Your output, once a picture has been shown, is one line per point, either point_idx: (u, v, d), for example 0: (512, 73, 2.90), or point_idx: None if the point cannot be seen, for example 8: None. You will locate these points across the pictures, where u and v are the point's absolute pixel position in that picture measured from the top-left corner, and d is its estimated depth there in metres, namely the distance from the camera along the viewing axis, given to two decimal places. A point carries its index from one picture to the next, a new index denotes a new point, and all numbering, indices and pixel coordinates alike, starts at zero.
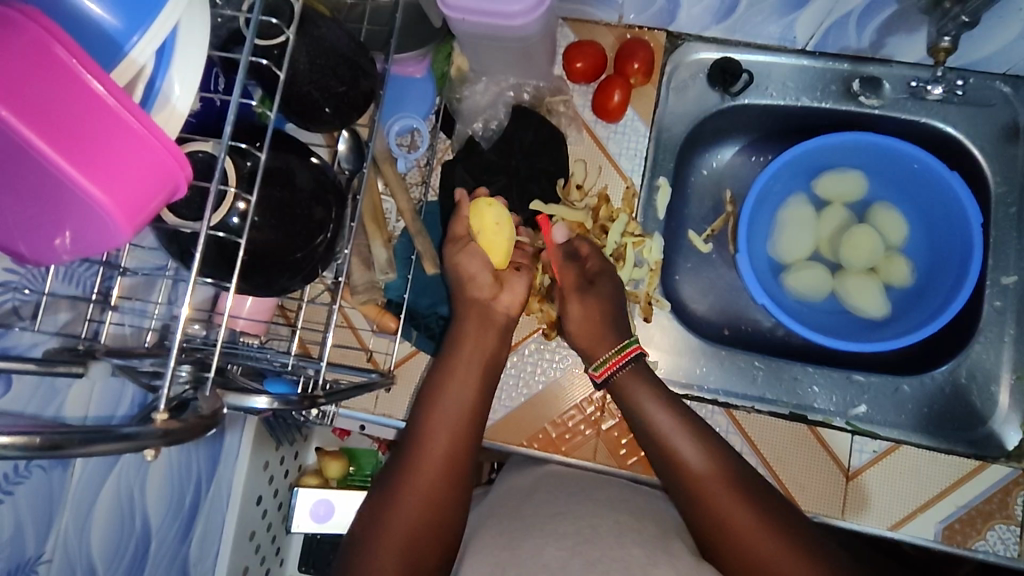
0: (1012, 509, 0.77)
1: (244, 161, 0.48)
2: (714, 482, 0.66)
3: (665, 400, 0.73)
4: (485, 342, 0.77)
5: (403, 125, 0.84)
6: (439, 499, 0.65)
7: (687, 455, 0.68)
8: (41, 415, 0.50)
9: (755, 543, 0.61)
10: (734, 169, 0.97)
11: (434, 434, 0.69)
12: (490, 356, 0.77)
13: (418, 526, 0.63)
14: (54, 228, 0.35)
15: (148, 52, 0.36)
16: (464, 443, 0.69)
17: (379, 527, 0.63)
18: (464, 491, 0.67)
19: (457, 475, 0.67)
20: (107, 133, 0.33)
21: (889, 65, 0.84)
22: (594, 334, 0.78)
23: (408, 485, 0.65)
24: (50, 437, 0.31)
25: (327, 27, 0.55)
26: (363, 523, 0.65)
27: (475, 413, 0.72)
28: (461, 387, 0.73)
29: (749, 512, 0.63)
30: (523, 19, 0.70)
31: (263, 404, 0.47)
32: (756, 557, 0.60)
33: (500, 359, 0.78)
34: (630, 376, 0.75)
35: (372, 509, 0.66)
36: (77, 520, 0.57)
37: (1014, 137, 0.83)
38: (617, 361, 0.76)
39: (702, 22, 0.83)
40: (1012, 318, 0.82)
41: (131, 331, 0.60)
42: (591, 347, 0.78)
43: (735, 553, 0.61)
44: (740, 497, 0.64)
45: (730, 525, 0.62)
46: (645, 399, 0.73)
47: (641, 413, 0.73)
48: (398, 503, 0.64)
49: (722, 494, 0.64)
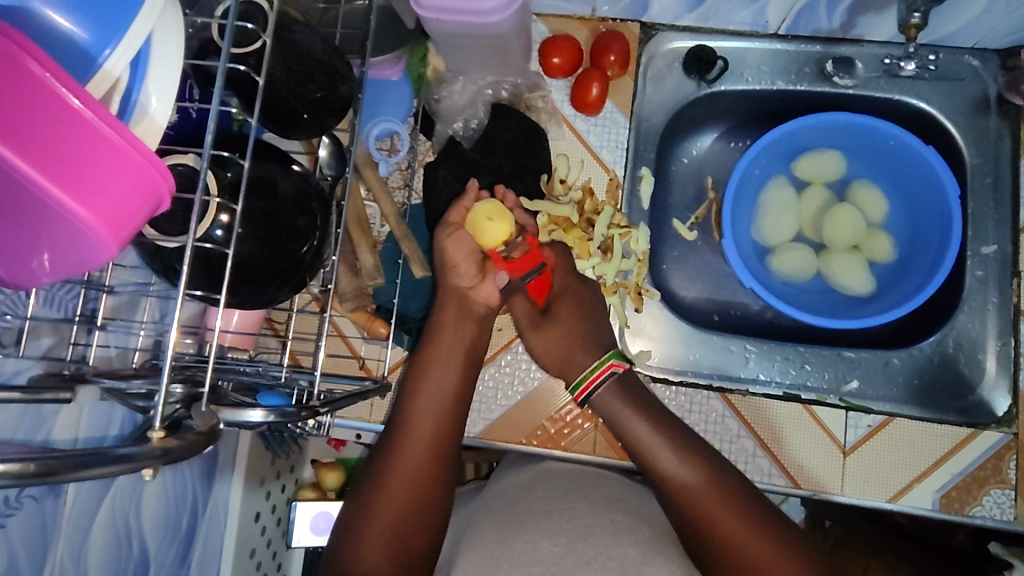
0: (1005, 474, 0.78)
1: (225, 172, 0.48)
2: (703, 498, 0.63)
3: (648, 417, 0.71)
4: (463, 335, 0.76)
5: (382, 129, 0.82)
6: (423, 504, 0.64)
7: (672, 465, 0.66)
8: (29, 444, 0.49)
9: (734, 536, 0.61)
10: (713, 156, 0.98)
11: (410, 441, 0.67)
12: (467, 335, 0.77)
13: (398, 527, 0.62)
14: (34, 249, 0.34)
15: (123, 64, 0.35)
16: (444, 447, 0.68)
17: (362, 528, 0.62)
18: (444, 495, 0.66)
19: (434, 477, 0.66)
20: (87, 148, 0.32)
21: (860, 45, 0.85)
22: (563, 357, 0.78)
23: (387, 488, 0.64)
24: (45, 463, 0.29)
25: (301, 33, 0.54)
26: (342, 524, 0.64)
27: (452, 409, 0.71)
28: (435, 389, 0.72)
29: (739, 521, 0.62)
30: (498, 15, 0.70)
31: (258, 417, 0.46)
32: (735, 551, 0.60)
33: (479, 351, 0.78)
34: (606, 397, 0.74)
35: (352, 508, 0.65)
36: (73, 548, 0.56)
37: (985, 109, 0.84)
38: (595, 378, 0.74)
39: (675, 10, 0.84)
40: (994, 286, 0.83)
41: (117, 352, 0.58)
42: (565, 371, 0.78)
43: (714, 547, 0.61)
44: (720, 498, 0.63)
45: (710, 526, 0.62)
46: (629, 419, 0.71)
47: (624, 431, 0.71)
48: (377, 505, 0.63)
49: (706, 498, 0.63)
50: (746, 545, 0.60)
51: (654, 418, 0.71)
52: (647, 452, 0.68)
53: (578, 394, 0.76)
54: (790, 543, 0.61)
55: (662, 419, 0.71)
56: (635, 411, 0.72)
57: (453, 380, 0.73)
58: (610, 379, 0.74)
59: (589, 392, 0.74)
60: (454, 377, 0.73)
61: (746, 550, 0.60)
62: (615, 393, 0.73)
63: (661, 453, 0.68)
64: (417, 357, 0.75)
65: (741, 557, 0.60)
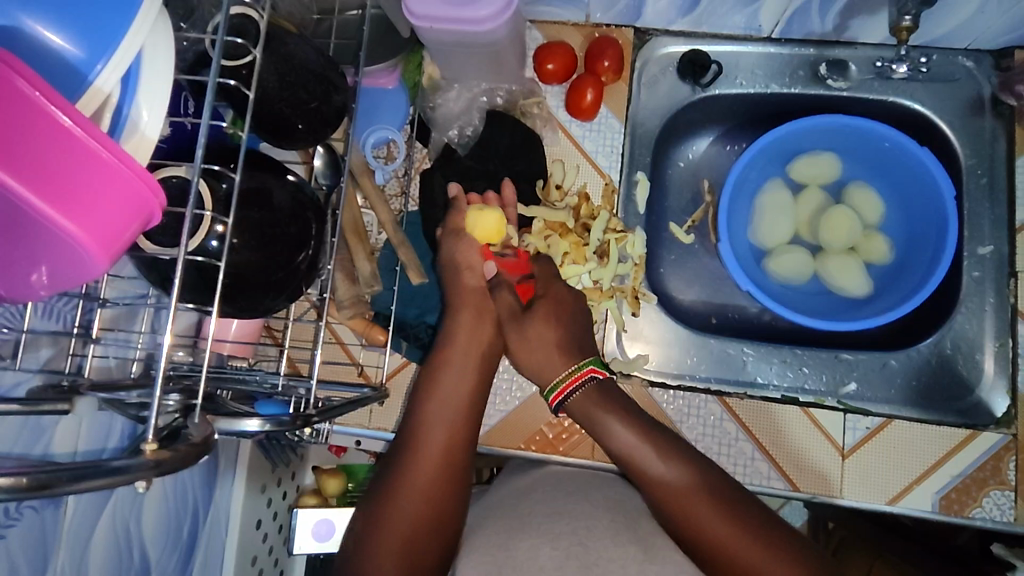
0: (1005, 474, 0.78)
1: (219, 183, 0.48)
2: (693, 499, 0.63)
3: (631, 420, 0.71)
4: (482, 332, 0.76)
5: (377, 137, 0.84)
6: (428, 514, 0.63)
7: (661, 471, 0.66)
8: (28, 455, 0.49)
9: (727, 539, 0.61)
10: (709, 159, 0.98)
11: (419, 453, 0.67)
12: (485, 334, 0.77)
13: (405, 538, 0.62)
14: (30, 264, 0.34)
15: (114, 80, 0.36)
16: (448, 457, 0.68)
17: (370, 541, 0.62)
18: (457, 506, 0.66)
19: (440, 487, 0.65)
20: (75, 165, 0.32)
21: (853, 48, 0.86)
22: (539, 359, 0.77)
23: (395, 502, 0.64)
24: (37, 476, 0.29)
25: (295, 44, 0.54)
26: (353, 537, 0.64)
27: (455, 419, 0.70)
28: (443, 404, 0.71)
29: (730, 524, 0.61)
30: (491, 24, 0.70)
31: (254, 426, 0.46)
32: (729, 553, 0.60)
33: (496, 350, 0.78)
34: (586, 402, 0.74)
35: (361, 519, 0.65)
36: (73, 557, 0.56)
37: (980, 109, 0.84)
38: (569, 384, 0.75)
39: (668, 16, 0.84)
40: (991, 287, 0.83)
41: (116, 363, 0.59)
42: (539, 373, 0.77)
43: (708, 550, 0.61)
44: (711, 500, 0.63)
45: (701, 529, 0.62)
46: (611, 422, 0.72)
47: (605, 435, 0.71)
48: (382, 517, 0.63)
49: (695, 501, 0.63)
50: (739, 546, 0.60)
51: (637, 423, 0.71)
52: (635, 460, 0.68)
53: (553, 396, 0.76)
54: (787, 543, 0.61)
55: (646, 423, 0.71)
56: (615, 415, 0.72)
57: (465, 390, 0.73)
58: (588, 383, 0.75)
59: (565, 396, 0.75)
60: (459, 386, 0.73)
61: (740, 552, 0.60)
62: (592, 399, 0.74)
63: (650, 459, 0.67)
64: (426, 369, 0.75)
65: (736, 558, 0.60)
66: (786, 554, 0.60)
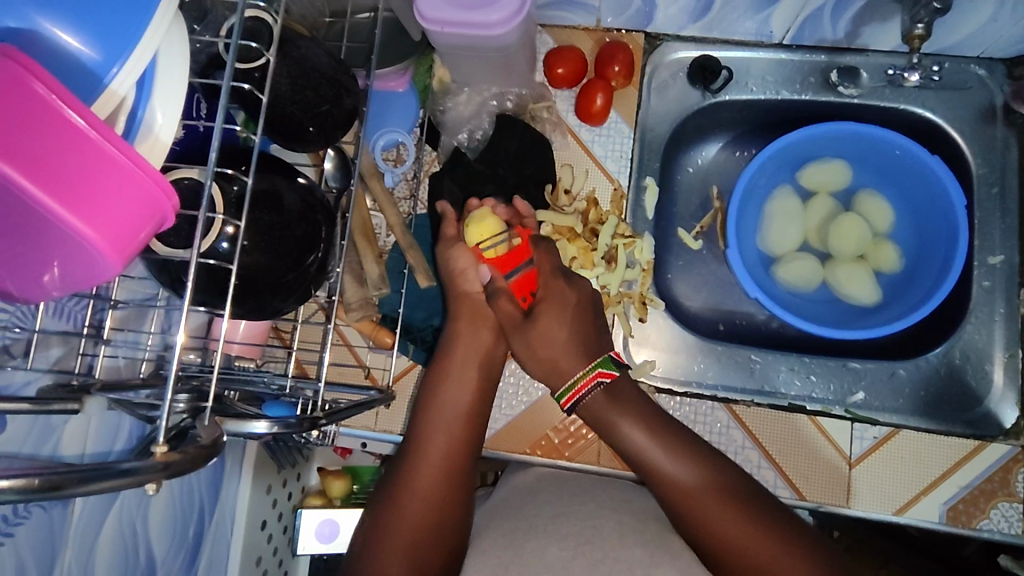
0: (1013, 486, 0.78)
1: (231, 186, 0.48)
2: (703, 496, 0.63)
3: (642, 418, 0.71)
4: (478, 341, 0.76)
5: (388, 140, 0.84)
6: (434, 517, 0.64)
7: (673, 469, 0.66)
8: (37, 454, 0.49)
9: (735, 536, 0.60)
10: (719, 165, 0.98)
11: (423, 456, 0.67)
12: (482, 344, 0.76)
13: (411, 541, 0.62)
14: (43, 264, 0.35)
15: (129, 84, 0.36)
16: (453, 460, 0.68)
17: (375, 544, 0.62)
18: (463, 511, 0.66)
19: (446, 489, 0.66)
20: (89, 167, 0.32)
21: (865, 55, 0.85)
22: (547, 364, 0.76)
23: (401, 506, 0.64)
24: (50, 477, 0.30)
25: (307, 47, 0.55)
26: (359, 539, 0.64)
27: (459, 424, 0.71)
28: (448, 408, 0.72)
29: (740, 521, 0.61)
30: (502, 28, 0.70)
31: (262, 428, 0.46)
32: (735, 548, 0.60)
33: (492, 361, 0.77)
34: (599, 400, 0.73)
35: (366, 522, 0.65)
36: (80, 555, 0.56)
37: (991, 119, 0.84)
38: (584, 386, 0.73)
39: (679, 21, 0.84)
40: (1001, 297, 0.83)
41: (125, 362, 0.59)
42: (548, 375, 0.76)
43: (718, 547, 0.61)
44: (719, 497, 0.63)
45: (711, 527, 0.61)
46: (623, 420, 0.71)
47: (618, 434, 0.71)
48: (388, 521, 0.63)
49: (703, 496, 0.63)
50: (748, 542, 0.60)
51: (649, 421, 0.70)
52: (647, 460, 0.68)
53: (565, 399, 0.75)
54: (795, 540, 0.61)
55: (656, 421, 0.71)
56: (629, 414, 0.71)
57: (467, 393, 0.74)
58: (599, 386, 0.73)
59: (579, 399, 0.74)
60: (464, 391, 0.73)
61: (748, 547, 0.60)
62: (605, 397, 0.73)
63: (660, 459, 0.67)
64: (430, 372, 0.75)
65: (745, 553, 0.60)
66: (795, 550, 0.60)
